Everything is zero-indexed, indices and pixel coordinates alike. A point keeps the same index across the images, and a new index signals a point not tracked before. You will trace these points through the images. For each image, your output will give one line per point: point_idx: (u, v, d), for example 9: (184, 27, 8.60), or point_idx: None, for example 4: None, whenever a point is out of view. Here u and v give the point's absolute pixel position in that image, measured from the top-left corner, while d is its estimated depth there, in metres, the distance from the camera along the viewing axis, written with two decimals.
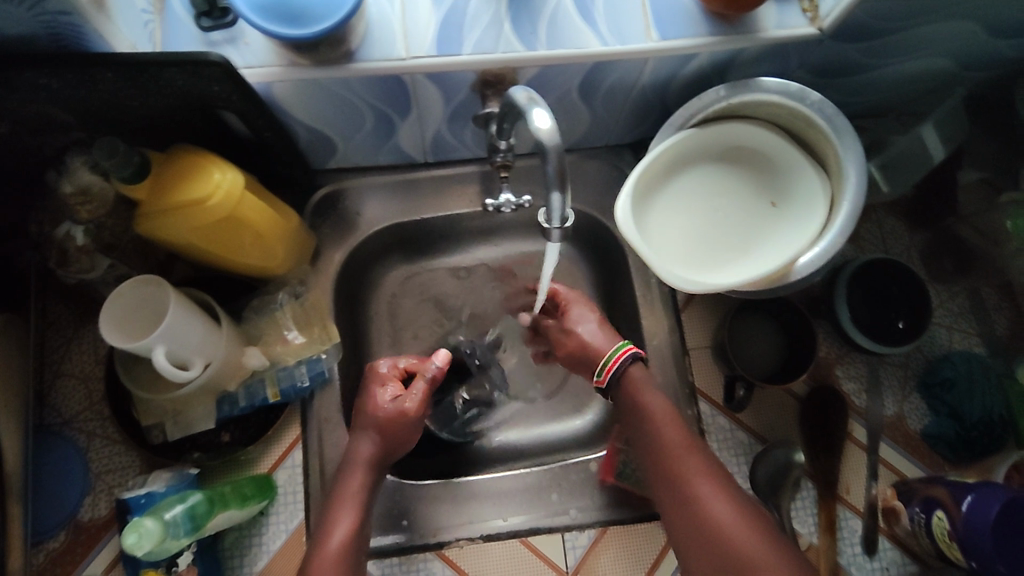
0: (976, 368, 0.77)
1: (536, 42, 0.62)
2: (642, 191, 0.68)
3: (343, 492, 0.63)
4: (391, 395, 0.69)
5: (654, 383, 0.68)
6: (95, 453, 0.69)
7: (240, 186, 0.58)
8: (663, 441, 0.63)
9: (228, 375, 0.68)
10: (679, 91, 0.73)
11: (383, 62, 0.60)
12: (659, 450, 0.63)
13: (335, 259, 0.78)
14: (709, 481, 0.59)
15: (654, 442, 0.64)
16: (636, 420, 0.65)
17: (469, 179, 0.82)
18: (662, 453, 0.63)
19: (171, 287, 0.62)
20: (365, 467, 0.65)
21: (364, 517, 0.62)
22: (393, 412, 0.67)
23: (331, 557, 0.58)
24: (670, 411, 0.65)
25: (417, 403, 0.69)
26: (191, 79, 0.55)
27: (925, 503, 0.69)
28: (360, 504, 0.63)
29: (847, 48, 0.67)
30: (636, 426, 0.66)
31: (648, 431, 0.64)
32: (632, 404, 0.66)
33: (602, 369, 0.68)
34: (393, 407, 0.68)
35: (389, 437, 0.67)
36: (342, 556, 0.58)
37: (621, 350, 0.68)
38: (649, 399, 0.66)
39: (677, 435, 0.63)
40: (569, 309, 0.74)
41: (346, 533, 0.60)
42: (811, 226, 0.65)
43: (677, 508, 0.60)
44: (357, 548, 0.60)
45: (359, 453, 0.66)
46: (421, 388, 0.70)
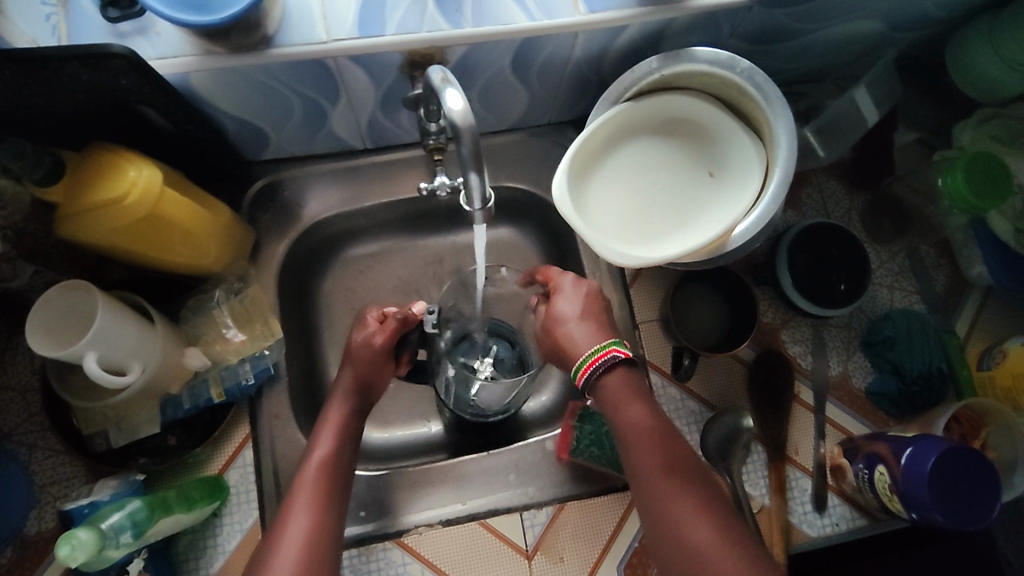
0: (915, 325, 0.79)
1: (463, 20, 0.61)
2: (579, 167, 0.67)
3: (329, 420, 0.68)
4: (363, 333, 0.73)
5: (638, 393, 0.62)
6: (38, 466, 0.67)
7: (158, 182, 0.56)
8: (640, 457, 0.58)
9: (169, 377, 0.66)
10: (614, 64, 0.72)
11: (303, 47, 0.58)
12: (639, 468, 0.58)
13: (278, 252, 0.76)
14: (688, 506, 0.55)
15: (635, 459, 0.59)
16: (620, 437, 0.60)
17: (411, 163, 0.80)
18: (642, 472, 0.58)
19: (98, 291, 0.60)
20: (346, 395, 0.70)
21: (346, 438, 0.67)
22: (362, 346, 0.72)
23: (313, 472, 0.62)
24: (651, 425, 0.60)
25: (383, 337, 0.73)
26: (97, 74, 0.53)
27: (868, 459, 0.71)
28: (340, 426, 0.67)
29: (777, 14, 0.67)
30: (620, 443, 0.61)
31: (630, 446, 0.60)
32: (611, 415, 0.61)
33: (579, 373, 0.64)
34: (361, 343, 0.72)
35: (363, 369, 0.72)
36: (324, 469, 0.63)
37: (601, 353, 0.63)
38: (633, 417, 0.60)
39: (661, 454, 0.58)
40: (555, 300, 0.69)
41: (326, 450, 0.64)
42: (747, 195, 0.65)
43: (656, 533, 0.56)
44: (337, 464, 0.64)
45: (342, 383, 0.71)
46: (390, 325, 0.74)
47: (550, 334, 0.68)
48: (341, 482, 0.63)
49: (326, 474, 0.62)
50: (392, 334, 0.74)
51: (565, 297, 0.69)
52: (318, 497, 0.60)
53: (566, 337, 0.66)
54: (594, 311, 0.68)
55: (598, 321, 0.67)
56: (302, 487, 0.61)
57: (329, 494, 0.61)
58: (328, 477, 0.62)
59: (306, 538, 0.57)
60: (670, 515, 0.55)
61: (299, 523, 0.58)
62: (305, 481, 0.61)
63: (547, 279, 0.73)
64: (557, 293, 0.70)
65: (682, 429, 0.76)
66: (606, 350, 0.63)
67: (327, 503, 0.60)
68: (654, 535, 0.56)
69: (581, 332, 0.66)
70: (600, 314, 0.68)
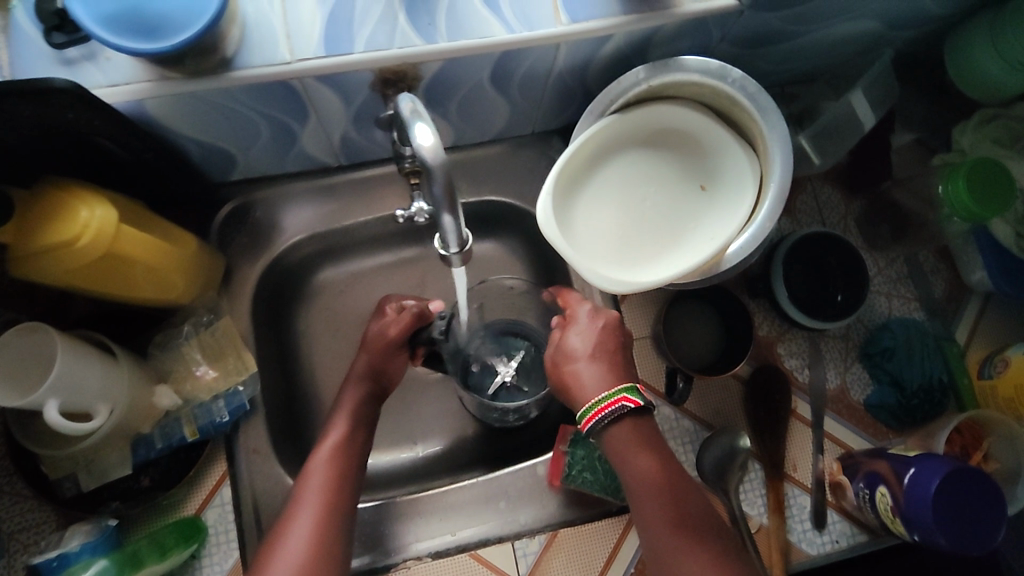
0: (915, 335, 0.77)
1: (436, 35, 0.57)
2: (565, 186, 0.64)
3: (342, 405, 0.68)
4: (379, 322, 0.73)
5: (644, 436, 0.60)
6: (4, 512, 0.64)
7: (112, 222, 0.53)
8: (648, 509, 0.57)
9: (139, 418, 0.64)
10: (599, 73, 0.68)
11: (265, 68, 0.55)
12: (647, 520, 0.57)
13: (251, 278, 0.73)
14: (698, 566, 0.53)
15: (645, 511, 0.57)
16: (629, 486, 0.59)
17: (391, 180, 0.77)
18: (652, 525, 0.57)
19: (56, 333, 0.57)
20: (358, 379, 0.70)
21: (358, 425, 0.66)
22: (376, 334, 0.72)
23: (324, 457, 0.62)
24: (659, 473, 0.58)
25: (397, 328, 0.72)
26: (43, 109, 0.49)
27: (868, 479, 0.69)
28: (354, 410, 0.67)
29: (769, 17, 0.63)
30: (630, 490, 0.59)
31: (639, 497, 0.58)
32: (618, 463, 0.59)
33: (582, 419, 0.61)
34: (377, 332, 0.72)
35: (379, 353, 0.71)
36: (334, 458, 0.62)
37: (606, 403, 0.60)
38: (642, 466, 0.58)
39: (671, 508, 0.57)
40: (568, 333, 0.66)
41: (337, 440, 0.64)
42: (741, 211, 0.62)
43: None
44: (349, 452, 0.64)
45: (358, 369, 0.71)
46: (406, 316, 0.73)
47: (557, 368, 0.65)
48: (353, 468, 0.63)
49: (338, 461, 0.62)
50: (405, 327, 0.73)
51: (578, 330, 0.66)
52: (328, 482, 0.60)
53: (574, 375, 0.63)
54: (605, 349, 0.64)
55: (596, 359, 0.63)
56: (314, 471, 0.61)
57: (343, 483, 0.61)
58: (340, 462, 0.62)
59: (315, 528, 0.56)
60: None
61: (308, 510, 0.58)
62: (315, 468, 0.61)
63: (566, 303, 0.71)
64: (572, 323, 0.67)
65: (677, 449, 0.74)
66: (614, 399, 0.59)
67: (337, 489, 0.60)
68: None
69: (588, 374, 0.62)
70: (612, 353, 0.64)
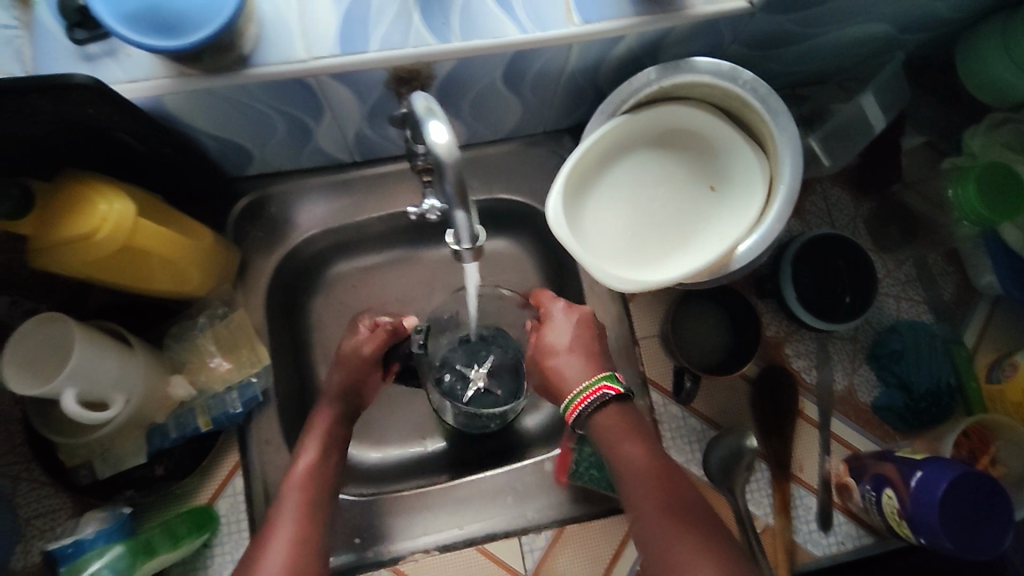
0: (923, 338, 0.77)
1: (450, 34, 0.58)
2: (576, 185, 0.65)
3: (315, 425, 0.68)
4: (354, 340, 0.73)
5: (632, 428, 0.63)
6: (21, 499, 0.65)
7: (130, 216, 0.54)
8: (639, 497, 0.59)
9: (154, 408, 0.65)
10: (611, 74, 0.69)
11: (282, 66, 0.56)
12: (639, 509, 0.59)
13: (265, 271, 0.74)
14: (689, 548, 0.55)
15: (637, 500, 0.60)
16: (621, 479, 0.61)
17: (403, 176, 0.78)
18: (644, 514, 0.58)
19: (75, 324, 0.58)
20: (330, 402, 0.70)
21: (331, 445, 0.67)
22: (350, 352, 0.72)
23: (298, 480, 0.63)
24: (649, 463, 0.61)
25: (372, 346, 0.73)
26: (64, 106, 0.50)
27: (875, 481, 0.69)
28: (325, 433, 0.67)
29: (781, 20, 0.64)
30: (622, 483, 0.61)
31: (631, 488, 0.60)
32: (609, 453, 0.62)
33: (567, 411, 0.66)
34: (351, 350, 0.72)
35: (348, 377, 0.71)
36: (309, 477, 0.63)
37: (589, 391, 0.64)
38: (633, 457, 0.61)
39: (662, 497, 0.59)
40: (546, 329, 0.70)
41: (312, 458, 0.64)
42: (750, 212, 0.63)
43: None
44: (323, 474, 0.64)
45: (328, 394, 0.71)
46: (380, 333, 0.74)
47: (541, 366, 0.70)
48: (327, 488, 0.64)
49: (311, 484, 0.62)
50: (379, 344, 0.73)
51: (556, 326, 0.70)
52: (302, 503, 0.61)
53: (555, 370, 0.68)
54: (583, 341, 0.69)
55: (579, 354, 0.68)
56: (288, 496, 0.61)
57: (317, 504, 0.62)
58: (313, 487, 0.63)
59: (291, 551, 0.57)
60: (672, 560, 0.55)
61: (284, 532, 0.58)
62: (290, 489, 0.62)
63: (540, 303, 0.74)
64: (549, 321, 0.71)
65: (683, 448, 0.74)
66: (597, 386, 0.64)
67: (310, 514, 0.60)
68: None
69: (570, 365, 0.67)
70: (590, 344, 0.69)
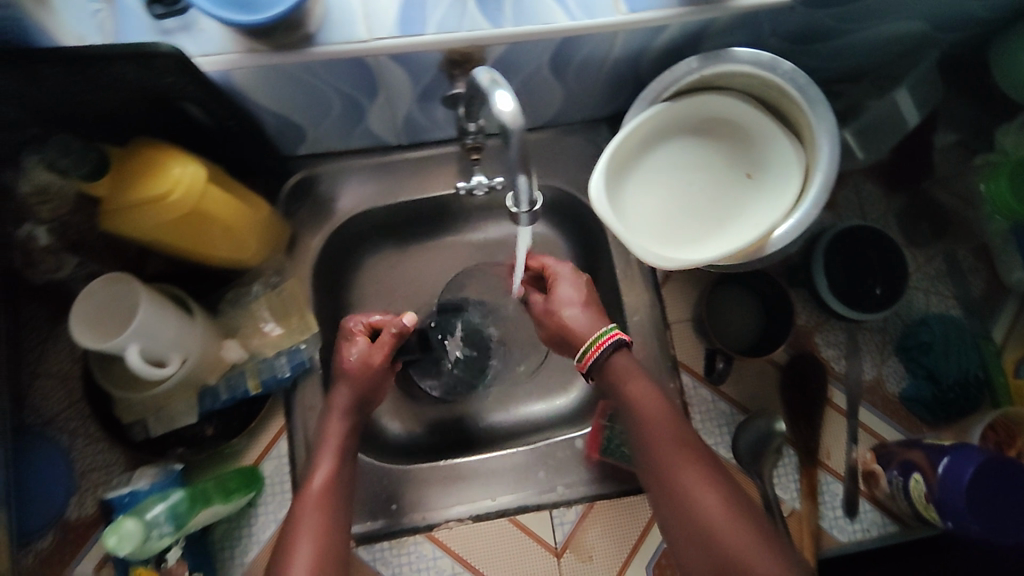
0: (952, 331, 0.78)
1: (502, 19, 0.60)
2: (617, 168, 0.67)
3: (327, 439, 0.66)
4: (358, 350, 0.71)
5: (639, 368, 0.67)
6: (79, 453, 0.67)
7: (201, 180, 0.57)
8: (649, 430, 0.63)
9: (207, 369, 0.68)
10: (652, 63, 0.71)
11: (344, 45, 0.58)
12: (648, 441, 0.63)
13: (312, 246, 0.77)
14: (695, 471, 0.60)
15: (646, 433, 0.63)
16: (628, 413, 0.65)
17: (446, 159, 0.80)
18: (651, 444, 0.63)
19: (140, 284, 0.61)
20: (342, 416, 0.68)
21: (344, 458, 0.66)
22: (358, 364, 0.70)
23: (314, 499, 0.61)
24: (658, 400, 0.65)
25: (382, 355, 0.71)
26: (143, 72, 0.53)
27: (902, 467, 0.71)
28: (338, 449, 0.66)
29: (819, 14, 0.66)
30: (628, 417, 0.65)
31: (638, 422, 0.64)
32: (619, 388, 0.66)
33: (582, 359, 0.68)
34: (361, 361, 0.70)
35: (358, 389, 0.70)
36: (326, 493, 0.62)
37: (608, 335, 0.67)
38: (640, 393, 0.65)
39: (667, 426, 0.63)
40: (556, 284, 0.73)
41: (326, 474, 0.63)
42: (786, 197, 0.65)
43: (667, 504, 0.61)
44: (338, 491, 0.63)
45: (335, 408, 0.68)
46: (387, 342, 0.72)
47: (552, 319, 0.71)
48: (342, 504, 0.63)
49: (328, 500, 0.62)
50: (388, 351, 0.72)
51: (564, 282, 0.73)
52: (321, 524, 0.60)
53: (570, 321, 0.70)
54: (593, 298, 0.72)
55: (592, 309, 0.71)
56: (304, 515, 0.60)
57: (333, 520, 0.61)
58: (330, 506, 0.62)
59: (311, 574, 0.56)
60: (680, 484, 0.60)
61: (304, 553, 0.57)
62: (307, 509, 0.60)
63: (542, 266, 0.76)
64: (558, 279, 0.74)
65: (712, 430, 0.76)
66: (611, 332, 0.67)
67: (328, 535, 0.60)
68: (663, 503, 0.61)
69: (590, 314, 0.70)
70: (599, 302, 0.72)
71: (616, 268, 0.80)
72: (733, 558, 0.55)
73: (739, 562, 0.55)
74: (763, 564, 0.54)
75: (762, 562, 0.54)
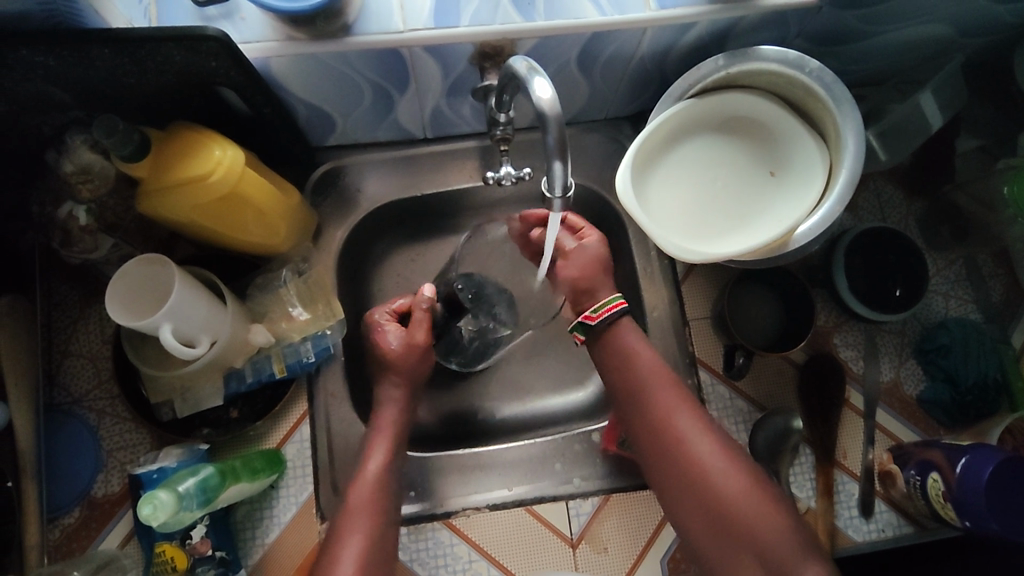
0: (971, 334, 0.79)
1: (534, 13, 0.62)
2: (641, 163, 0.68)
3: (379, 426, 0.71)
4: (399, 335, 0.75)
5: (636, 329, 0.70)
6: (106, 431, 0.70)
7: (240, 163, 0.58)
8: (646, 382, 0.67)
9: (235, 352, 0.68)
10: (678, 61, 0.72)
11: (380, 36, 0.60)
12: (645, 392, 0.66)
13: (338, 236, 0.78)
14: (691, 427, 0.64)
15: (643, 384, 0.67)
16: (625, 373, 0.67)
17: (470, 154, 0.82)
18: (650, 401, 0.66)
19: (175, 265, 0.62)
20: (395, 406, 0.73)
21: (395, 447, 0.70)
22: (405, 347, 0.75)
23: (368, 486, 0.66)
24: (653, 353, 0.68)
25: (425, 332, 0.76)
26: (189, 56, 0.55)
27: (920, 466, 0.71)
28: (392, 437, 0.70)
29: (846, 15, 0.66)
30: (622, 373, 0.68)
31: (636, 381, 0.67)
32: (618, 343, 0.68)
33: (594, 312, 0.69)
34: (406, 344, 0.75)
35: (409, 372, 0.75)
36: (378, 482, 0.67)
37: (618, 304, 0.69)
38: (639, 353, 0.68)
39: (665, 385, 0.66)
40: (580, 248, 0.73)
41: (380, 463, 0.68)
42: (810, 195, 0.66)
43: (661, 456, 0.65)
44: (389, 479, 0.68)
45: (389, 398, 0.74)
46: (423, 320, 0.76)
47: (576, 264, 0.73)
48: (391, 491, 0.68)
49: (379, 489, 0.67)
50: (427, 327, 0.77)
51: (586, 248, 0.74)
52: (371, 510, 0.65)
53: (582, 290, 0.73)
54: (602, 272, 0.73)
55: (608, 274, 0.73)
56: (357, 503, 0.65)
57: (381, 509, 0.66)
58: (379, 495, 0.66)
59: (359, 558, 0.62)
60: (677, 438, 0.64)
61: (355, 538, 0.63)
62: (359, 498, 0.66)
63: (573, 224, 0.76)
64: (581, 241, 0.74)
65: (729, 427, 0.77)
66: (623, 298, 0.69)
67: (377, 523, 0.65)
68: (657, 457, 0.65)
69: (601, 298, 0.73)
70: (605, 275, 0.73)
71: (636, 265, 0.81)
72: (724, 504, 0.61)
73: (729, 509, 0.61)
74: (751, 510, 0.60)
75: (750, 509, 0.60)
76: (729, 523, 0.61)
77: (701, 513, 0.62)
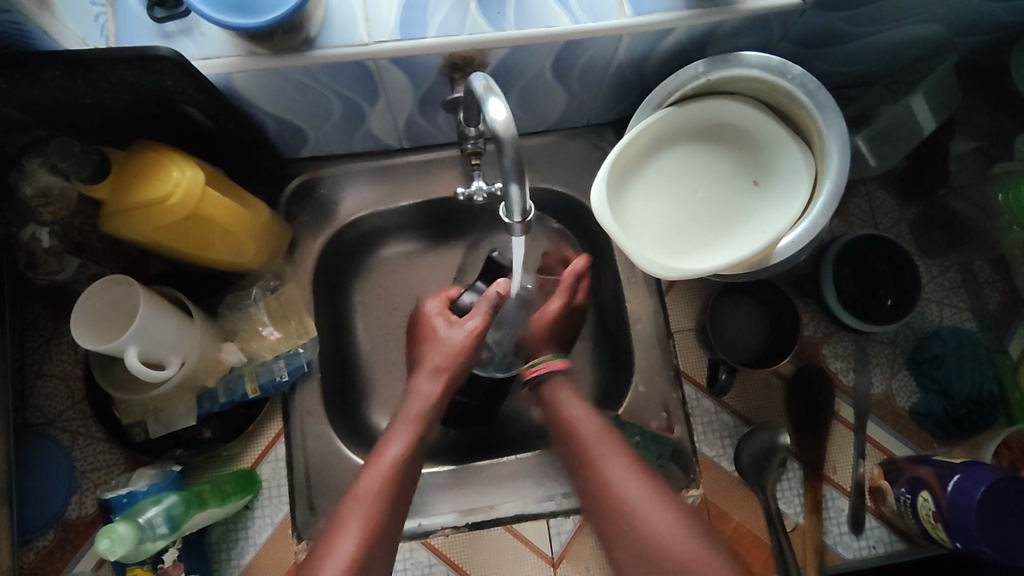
0: (966, 344, 0.76)
1: (505, 22, 0.59)
2: (618, 174, 0.66)
3: (407, 415, 0.67)
4: (460, 329, 0.70)
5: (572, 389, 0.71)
6: (79, 452, 0.70)
7: (200, 183, 0.57)
8: (578, 434, 0.66)
9: (207, 371, 0.68)
10: (658, 66, 0.70)
11: (344, 49, 0.58)
12: (576, 446, 0.66)
13: (312, 250, 0.76)
14: (621, 471, 0.63)
15: (572, 436, 0.66)
16: (562, 431, 0.67)
17: (448, 163, 0.80)
18: (582, 450, 0.65)
19: (140, 287, 0.60)
20: (427, 394, 0.69)
21: (419, 441, 0.66)
22: (463, 336, 0.70)
23: (382, 477, 0.62)
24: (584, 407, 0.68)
25: (481, 321, 0.70)
26: (143, 75, 0.53)
27: (910, 484, 0.68)
28: (416, 430, 0.66)
29: (831, 18, 0.64)
30: (558, 428, 0.68)
31: (566, 435, 0.67)
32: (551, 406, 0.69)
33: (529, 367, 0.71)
34: (463, 334, 0.70)
35: (454, 363, 0.69)
36: (390, 477, 0.63)
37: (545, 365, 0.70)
38: (572, 411, 0.68)
39: (599, 435, 0.66)
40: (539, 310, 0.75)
41: (398, 456, 0.64)
42: (793, 206, 0.63)
43: (600, 505, 0.63)
44: (406, 473, 0.64)
45: (422, 390, 0.69)
46: (484, 314, 0.70)
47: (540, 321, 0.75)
48: (405, 488, 0.64)
49: (393, 479, 0.62)
50: (485, 320, 0.70)
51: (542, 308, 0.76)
52: (378, 501, 0.61)
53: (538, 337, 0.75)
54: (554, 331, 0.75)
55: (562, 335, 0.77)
56: (365, 495, 0.61)
57: (387, 507, 0.61)
58: (391, 488, 0.62)
59: (352, 556, 0.58)
60: (611, 484, 0.62)
61: (353, 528, 0.59)
62: (366, 489, 0.61)
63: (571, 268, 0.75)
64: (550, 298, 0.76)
65: (714, 443, 0.75)
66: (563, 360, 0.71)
67: (378, 522, 0.60)
68: (597, 507, 0.63)
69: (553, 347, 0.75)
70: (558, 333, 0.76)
71: (619, 275, 0.79)
72: (660, 546, 0.58)
73: (662, 550, 0.58)
74: (681, 549, 0.58)
75: (683, 548, 0.58)
76: (662, 562, 0.58)
77: (636, 559, 0.60)
